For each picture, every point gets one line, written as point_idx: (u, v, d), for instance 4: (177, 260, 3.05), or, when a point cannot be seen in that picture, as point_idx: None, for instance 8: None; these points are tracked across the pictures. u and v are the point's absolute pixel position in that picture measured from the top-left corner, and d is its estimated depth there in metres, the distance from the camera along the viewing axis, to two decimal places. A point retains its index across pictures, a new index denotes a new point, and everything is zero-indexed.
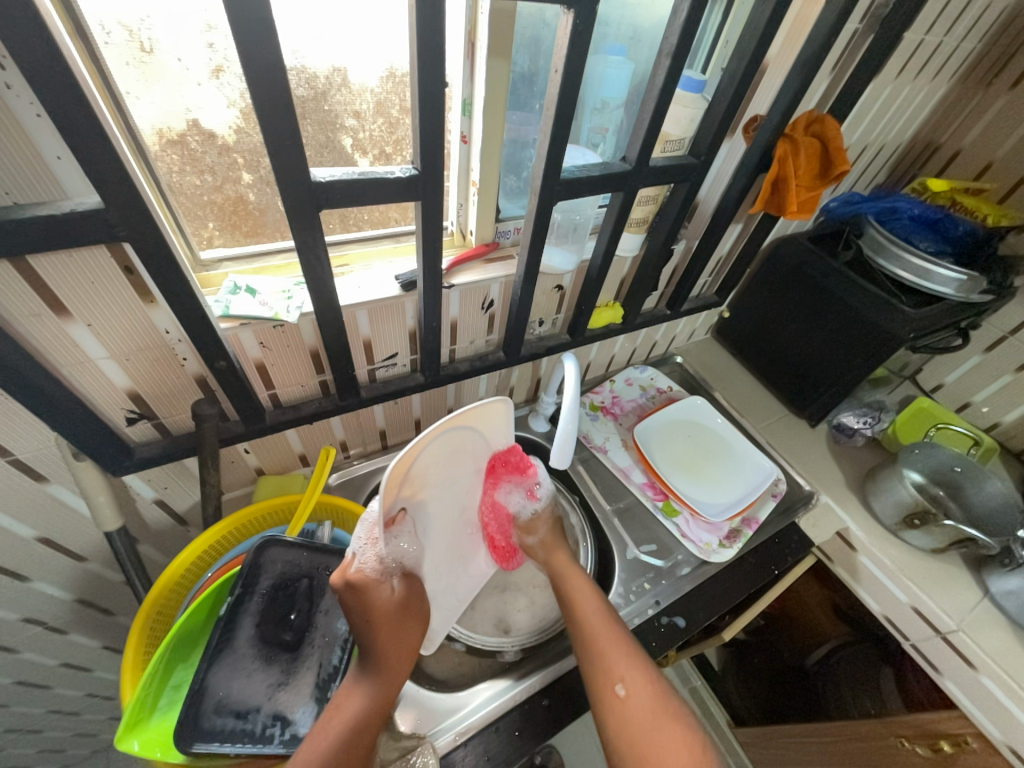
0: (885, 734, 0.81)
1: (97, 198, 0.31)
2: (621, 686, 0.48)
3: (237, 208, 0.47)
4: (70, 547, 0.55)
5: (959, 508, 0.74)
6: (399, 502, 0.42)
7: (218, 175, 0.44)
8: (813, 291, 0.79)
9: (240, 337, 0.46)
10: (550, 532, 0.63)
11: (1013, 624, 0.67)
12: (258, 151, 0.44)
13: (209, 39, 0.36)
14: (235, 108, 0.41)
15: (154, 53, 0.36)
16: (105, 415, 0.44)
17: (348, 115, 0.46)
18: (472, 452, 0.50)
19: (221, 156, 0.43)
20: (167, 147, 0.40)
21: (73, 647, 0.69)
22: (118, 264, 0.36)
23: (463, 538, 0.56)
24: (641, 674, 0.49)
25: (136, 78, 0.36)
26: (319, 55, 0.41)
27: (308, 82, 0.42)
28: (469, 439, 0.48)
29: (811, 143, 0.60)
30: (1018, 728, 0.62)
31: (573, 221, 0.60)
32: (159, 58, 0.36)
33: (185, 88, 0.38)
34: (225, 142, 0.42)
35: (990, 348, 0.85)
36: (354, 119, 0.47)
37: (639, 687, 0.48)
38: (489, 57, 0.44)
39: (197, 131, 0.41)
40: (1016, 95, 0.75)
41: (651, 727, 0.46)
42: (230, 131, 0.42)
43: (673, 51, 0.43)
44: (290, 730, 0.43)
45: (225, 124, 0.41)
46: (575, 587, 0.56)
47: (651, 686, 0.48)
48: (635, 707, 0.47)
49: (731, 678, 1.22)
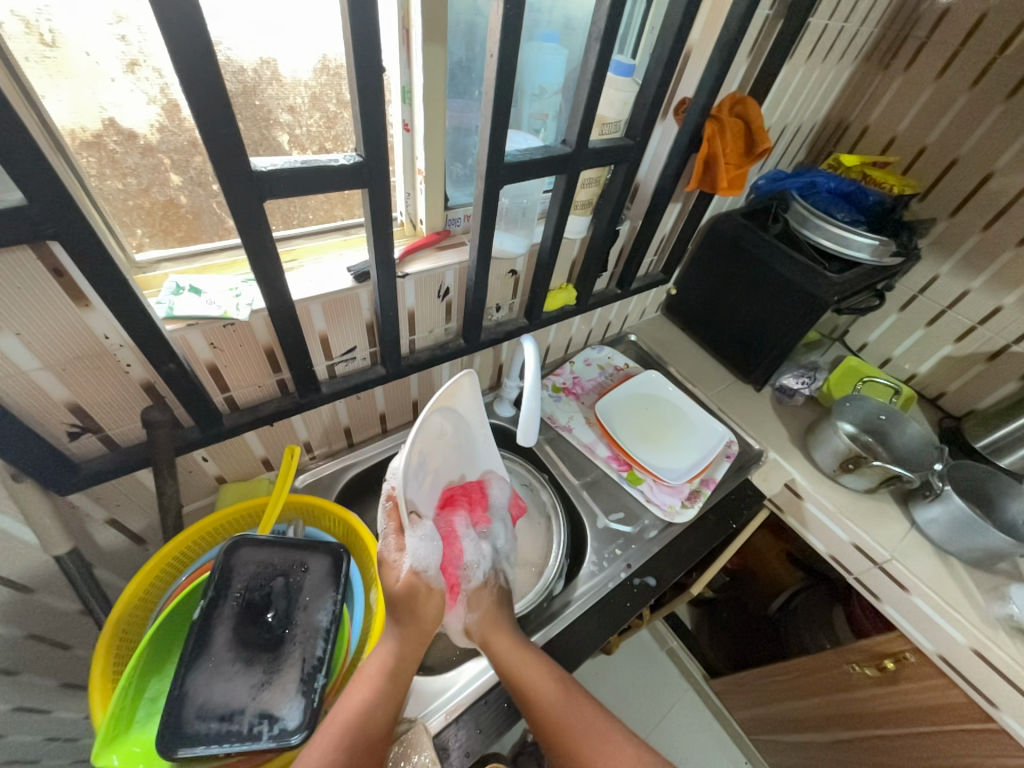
0: (838, 663, 0.88)
1: (19, 195, 0.29)
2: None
3: (168, 212, 0.46)
4: (13, 579, 0.51)
5: (887, 452, 0.84)
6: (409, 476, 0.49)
7: (142, 177, 0.42)
8: (748, 263, 0.85)
9: (188, 339, 0.45)
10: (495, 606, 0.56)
11: (936, 547, 0.76)
12: (187, 150, 0.43)
13: (120, 31, 0.35)
14: (155, 104, 0.39)
15: (58, 46, 0.34)
16: (44, 431, 0.42)
17: (282, 110, 0.45)
18: (453, 438, 0.55)
19: (144, 157, 0.41)
20: (82, 148, 0.38)
21: (27, 688, 0.65)
22: (45, 266, 0.34)
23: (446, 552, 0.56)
24: (619, 757, 0.47)
25: (41, 75, 0.34)
26: (246, 47, 0.40)
27: (236, 76, 0.41)
28: (444, 424, 0.53)
29: (735, 123, 0.64)
30: (946, 638, 0.70)
31: (521, 205, 0.62)
32: (65, 51, 0.34)
33: (97, 85, 0.36)
34: (147, 142, 0.40)
35: (904, 307, 0.94)
36: (289, 114, 0.46)
37: None
38: (426, 45, 0.45)
39: (115, 131, 0.39)
40: (910, 76, 0.84)
41: None
42: (152, 129, 0.40)
43: (603, 35, 0.44)
44: (277, 727, 0.42)
45: (145, 122, 0.39)
46: (529, 675, 0.50)
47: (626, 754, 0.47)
48: None
49: (704, 634, 1.30)
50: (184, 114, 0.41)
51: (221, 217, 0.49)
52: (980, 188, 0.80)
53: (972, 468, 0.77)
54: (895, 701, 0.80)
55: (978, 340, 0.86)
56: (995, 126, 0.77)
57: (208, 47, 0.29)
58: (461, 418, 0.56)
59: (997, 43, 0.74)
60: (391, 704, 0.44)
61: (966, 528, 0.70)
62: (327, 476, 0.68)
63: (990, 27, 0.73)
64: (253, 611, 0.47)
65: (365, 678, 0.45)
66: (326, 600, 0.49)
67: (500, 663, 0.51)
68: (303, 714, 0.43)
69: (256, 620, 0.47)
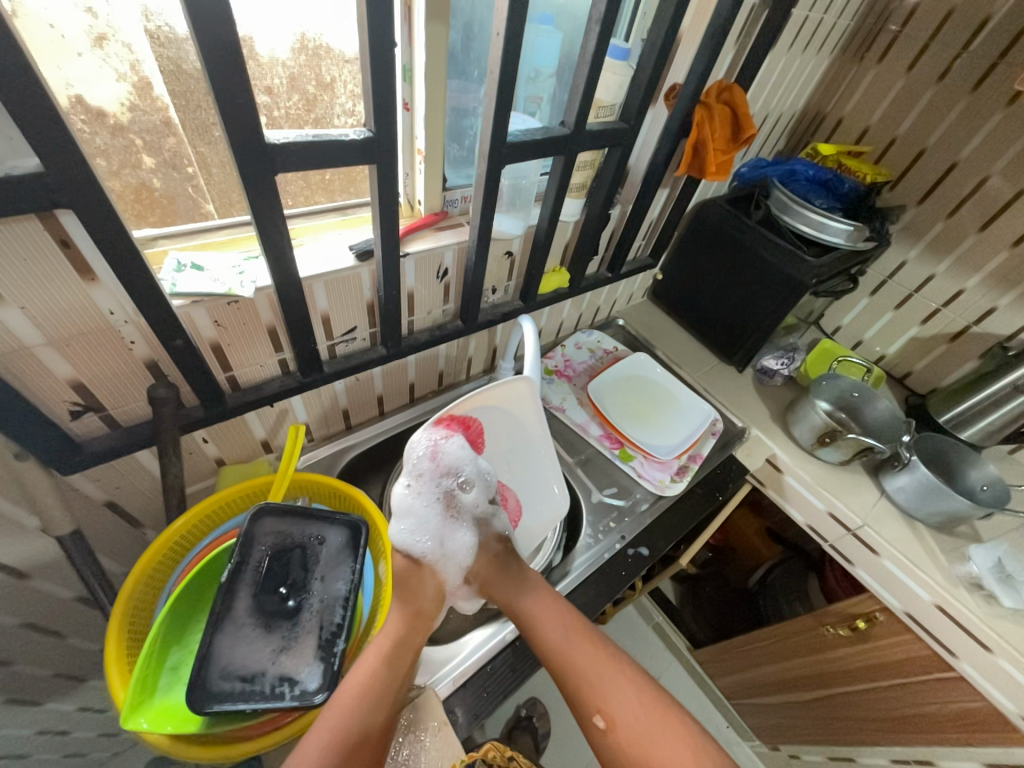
0: (814, 625, 0.93)
1: (35, 162, 0.30)
2: (602, 716, 0.50)
3: (142, 195, 0.44)
4: (10, 564, 0.50)
5: (860, 427, 0.89)
6: (426, 479, 0.53)
7: (113, 159, 0.41)
8: (732, 247, 0.88)
9: (193, 316, 0.45)
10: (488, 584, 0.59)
11: (903, 513, 0.82)
12: (161, 131, 0.42)
13: (86, 3, 0.34)
14: (126, 82, 0.38)
15: (17, 15, 0.32)
16: (47, 409, 0.41)
17: (260, 90, 0.44)
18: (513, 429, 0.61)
19: (116, 136, 0.40)
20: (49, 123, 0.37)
21: (20, 679, 0.63)
22: (53, 238, 0.34)
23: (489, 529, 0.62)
24: (622, 696, 0.50)
25: None
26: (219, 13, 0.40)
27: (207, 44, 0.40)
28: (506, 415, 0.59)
29: (723, 110, 0.67)
30: (913, 596, 0.76)
31: (519, 187, 0.63)
32: (26, 21, 0.33)
33: (62, 60, 0.35)
34: (119, 120, 0.39)
35: (875, 291, 1.00)
36: (267, 95, 0.45)
37: (622, 720, 0.49)
38: (427, 22, 0.45)
39: (83, 109, 0.37)
40: (883, 68, 0.87)
41: (643, 740, 0.48)
42: (122, 107, 0.39)
43: (602, 18, 0.46)
44: (299, 688, 0.45)
45: (115, 100, 0.38)
46: (545, 619, 0.54)
47: (633, 701, 0.50)
48: (621, 731, 0.48)
49: (688, 608, 1.35)
50: (156, 93, 0.40)
51: (197, 201, 0.48)
52: (944, 177, 0.85)
53: (937, 440, 0.83)
54: (866, 658, 0.85)
55: (941, 322, 0.92)
56: (959, 117, 0.81)
57: (223, 14, 0.29)
58: (520, 415, 0.60)
59: (963, 38, 0.78)
60: (389, 693, 0.45)
61: (932, 494, 0.76)
62: (326, 458, 0.69)
63: (957, 22, 0.78)
64: (273, 579, 0.49)
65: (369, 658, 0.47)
66: (343, 570, 0.52)
67: (509, 607, 0.56)
68: (323, 676, 0.46)
69: (277, 588, 0.49)
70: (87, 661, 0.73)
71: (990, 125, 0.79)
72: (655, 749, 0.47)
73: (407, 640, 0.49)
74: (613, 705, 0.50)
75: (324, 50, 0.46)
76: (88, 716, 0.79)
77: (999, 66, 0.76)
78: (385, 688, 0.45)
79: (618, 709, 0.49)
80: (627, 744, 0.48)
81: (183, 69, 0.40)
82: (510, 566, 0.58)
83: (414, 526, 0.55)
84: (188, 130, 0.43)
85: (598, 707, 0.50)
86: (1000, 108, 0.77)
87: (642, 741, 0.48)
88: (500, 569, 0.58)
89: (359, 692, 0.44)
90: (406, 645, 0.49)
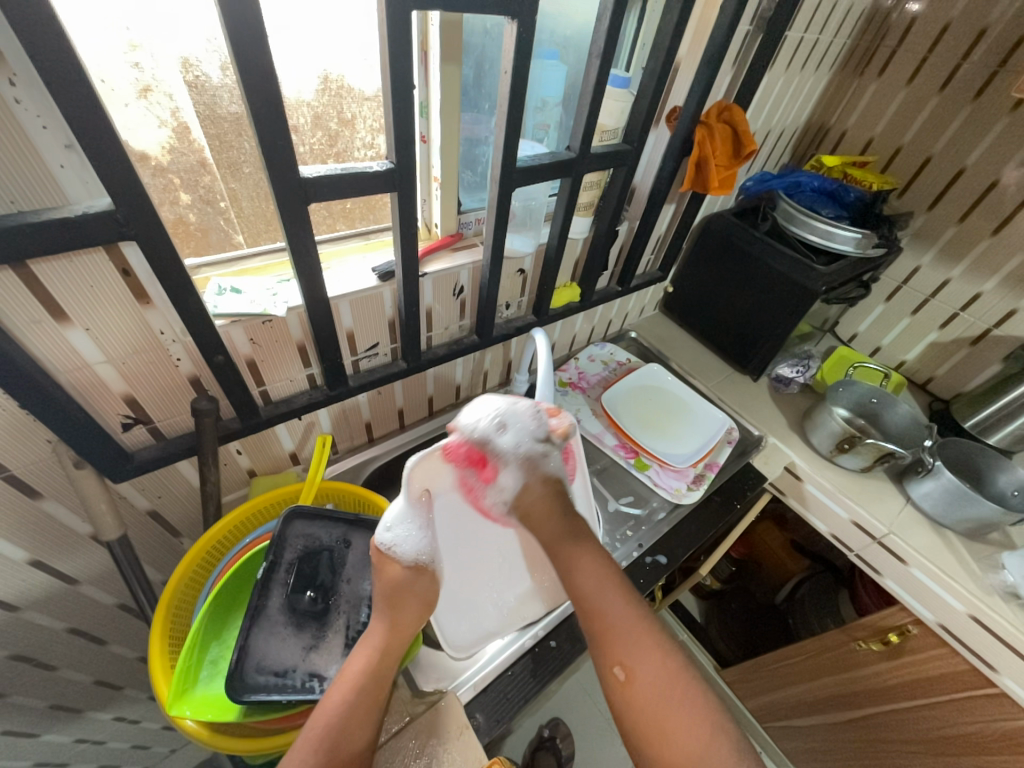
0: (845, 640, 0.90)
1: (107, 201, 0.35)
2: (621, 668, 0.43)
3: (180, 228, 0.49)
4: (62, 569, 0.54)
5: (881, 433, 0.89)
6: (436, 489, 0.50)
7: (153, 196, 0.45)
8: (741, 258, 0.89)
9: (232, 334, 0.49)
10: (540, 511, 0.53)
11: (931, 519, 0.80)
12: (196, 170, 0.46)
13: (133, 59, 0.38)
14: (166, 127, 0.43)
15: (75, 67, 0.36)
16: (102, 422, 0.46)
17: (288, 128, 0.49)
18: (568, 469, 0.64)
19: (156, 176, 0.44)
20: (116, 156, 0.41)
21: (63, 685, 0.66)
22: (115, 267, 0.38)
23: (506, 562, 0.60)
24: (650, 657, 0.43)
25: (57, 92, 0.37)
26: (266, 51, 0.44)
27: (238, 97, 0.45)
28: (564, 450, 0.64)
29: (723, 128, 0.70)
30: (947, 608, 0.73)
31: (529, 208, 0.66)
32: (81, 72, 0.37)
33: (112, 108, 0.39)
34: (159, 162, 0.44)
35: (890, 297, 1.00)
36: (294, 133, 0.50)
37: (644, 675, 0.42)
38: (442, 64, 0.50)
39: (132, 153, 0.42)
40: (883, 81, 0.90)
41: (662, 706, 0.41)
42: (163, 150, 0.44)
43: (602, 52, 0.49)
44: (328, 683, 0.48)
45: (156, 144, 0.43)
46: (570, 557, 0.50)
47: (661, 666, 0.43)
48: (639, 690, 0.42)
49: (713, 625, 1.31)
50: (193, 136, 0.44)
51: (229, 233, 0.53)
52: (953, 183, 0.86)
53: (962, 445, 0.81)
54: (901, 674, 0.82)
55: (960, 326, 0.91)
56: (964, 124, 0.82)
57: (267, 69, 0.34)
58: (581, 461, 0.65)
59: (961, 50, 0.80)
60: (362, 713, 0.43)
61: (959, 501, 0.74)
62: (350, 469, 0.72)
63: (954, 35, 0.80)
64: (303, 581, 0.52)
65: (340, 682, 0.45)
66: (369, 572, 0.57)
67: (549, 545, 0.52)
68: None
69: (307, 590, 0.52)
70: (126, 670, 0.75)
71: (995, 130, 0.79)
72: (673, 717, 0.40)
73: (388, 652, 0.48)
74: (635, 660, 0.43)
75: (345, 90, 0.51)
76: (124, 727, 0.81)
77: (1000, 74, 0.77)
78: (363, 703, 0.44)
79: (640, 668, 0.43)
80: (645, 701, 0.41)
81: (217, 112, 0.44)
82: (564, 508, 0.54)
83: (413, 539, 0.50)
84: (221, 169, 0.48)
85: (618, 659, 0.44)
86: (1005, 114, 0.78)
87: (663, 704, 0.41)
88: (546, 510, 0.53)
89: (331, 717, 0.42)
90: (387, 658, 0.47)
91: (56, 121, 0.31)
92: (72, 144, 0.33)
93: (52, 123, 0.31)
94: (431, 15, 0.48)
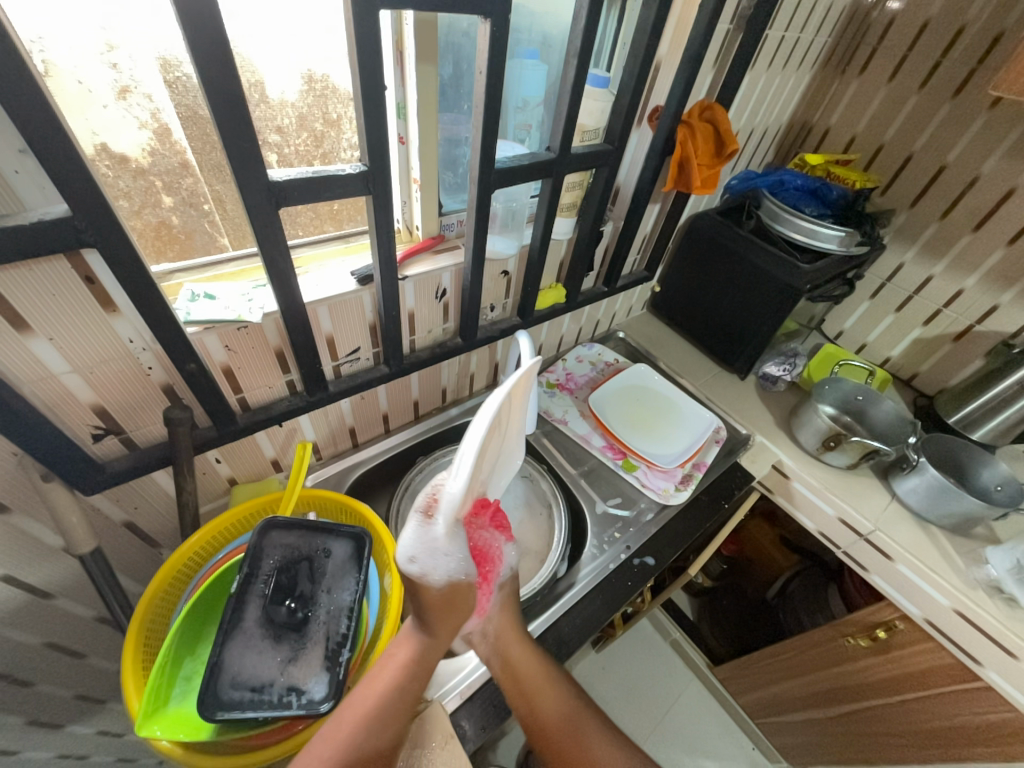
0: (833, 637, 0.90)
1: (64, 207, 0.33)
2: None
3: (161, 232, 0.48)
4: (34, 584, 0.53)
5: (866, 430, 0.89)
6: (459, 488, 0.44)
7: (134, 199, 0.44)
8: (725, 257, 0.89)
9: (205, 341, 0.48)
10: (506, 613, 0.55)
11: (916, 515, 0.80)
12: (177, 172, 0.45)
13: (111, 60, 0.37)
14: (146, 129, 0.42)
15: (51, 75, 0.35)
16: (71, 433, 0.45)
17: (271, 130, 0.48)
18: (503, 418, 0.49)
19: (136, 179, 0.43)
20: (99, 159, 0.41)
21: (41, 701, 0.64)
22: (78, 275, 0.37)
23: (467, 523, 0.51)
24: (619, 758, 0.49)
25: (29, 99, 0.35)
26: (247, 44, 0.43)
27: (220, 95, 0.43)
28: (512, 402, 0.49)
29: (705, 128, 0.70)
30: (934, 604, 0.73)
31: (511, 209, 0.66)
32: (58, 80, 0.36)
33: (89, 111, 0.38)
34: (139, 165, 0.43)
35: (874, 295, 1.00)
36: (278, 134, 0.49)
37: None
38: (418, 64, 0.49)
39: (107, 156, 0.41)
40: (865, 79, 0.90)
41: None
42: (144, 152, 0.42)
43: (579, 51, 0.49)
44: (305, 696, 0.46)
45: (136, 146, 0.42)
46: (528, 669, 0.52)
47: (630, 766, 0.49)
48: None
49: (706, 623, 1.32)
50: (175, 137, 0.43)
51: (213, 236, 0.52)
52: (935, 180, 0.86)
53: (945, 441, 0.82)
54: (889, 670, 0.82)
55: (944, 322, 0.92)
56: (944, 121, 0.83)
57: (228, 66, 0.33)
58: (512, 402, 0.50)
59: (941, 47, 0.80)
60: (405, 699, 0.46)
61: (942, 497, 0.74)
62: (334, 476, 0.71)
63: (933, 33, 0.80)
64: (281, 592, 0.52)
65: (389, 666, 0.47)
66: (349, 581, 0.55)
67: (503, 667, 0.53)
68: (328, 685, 0.48)
69: (285, 600, 0.52)
70: (107, 683, 0.74)
71: (975, 128, 0.80)
72: None
73: (433, 648, 0.49)
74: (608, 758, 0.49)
75: (329, 89, 0.50)
76: (108, 740, 0.79)
77: (978, 72, 0.78)
78: (406, 694, 0.46)
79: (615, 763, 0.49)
80: None
81: (199, 113, 0.43)
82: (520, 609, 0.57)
83: (436, 558, 0.46)
84: (204, 171, 0.47)
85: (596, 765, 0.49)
86: (983, 112, 0.78)
87: None
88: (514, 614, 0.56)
89: (379, 699, 0.45)
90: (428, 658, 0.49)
91: (7, 127, 0.30)
92: (26, 149, 0.31)
93: (4, 128, 0.30)
94: (405, 14, 0.47)
